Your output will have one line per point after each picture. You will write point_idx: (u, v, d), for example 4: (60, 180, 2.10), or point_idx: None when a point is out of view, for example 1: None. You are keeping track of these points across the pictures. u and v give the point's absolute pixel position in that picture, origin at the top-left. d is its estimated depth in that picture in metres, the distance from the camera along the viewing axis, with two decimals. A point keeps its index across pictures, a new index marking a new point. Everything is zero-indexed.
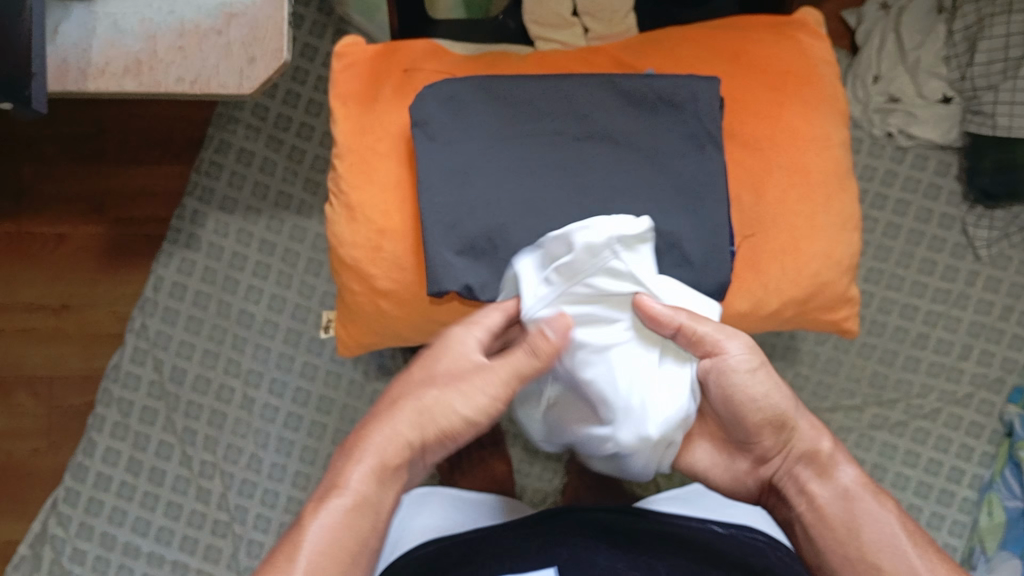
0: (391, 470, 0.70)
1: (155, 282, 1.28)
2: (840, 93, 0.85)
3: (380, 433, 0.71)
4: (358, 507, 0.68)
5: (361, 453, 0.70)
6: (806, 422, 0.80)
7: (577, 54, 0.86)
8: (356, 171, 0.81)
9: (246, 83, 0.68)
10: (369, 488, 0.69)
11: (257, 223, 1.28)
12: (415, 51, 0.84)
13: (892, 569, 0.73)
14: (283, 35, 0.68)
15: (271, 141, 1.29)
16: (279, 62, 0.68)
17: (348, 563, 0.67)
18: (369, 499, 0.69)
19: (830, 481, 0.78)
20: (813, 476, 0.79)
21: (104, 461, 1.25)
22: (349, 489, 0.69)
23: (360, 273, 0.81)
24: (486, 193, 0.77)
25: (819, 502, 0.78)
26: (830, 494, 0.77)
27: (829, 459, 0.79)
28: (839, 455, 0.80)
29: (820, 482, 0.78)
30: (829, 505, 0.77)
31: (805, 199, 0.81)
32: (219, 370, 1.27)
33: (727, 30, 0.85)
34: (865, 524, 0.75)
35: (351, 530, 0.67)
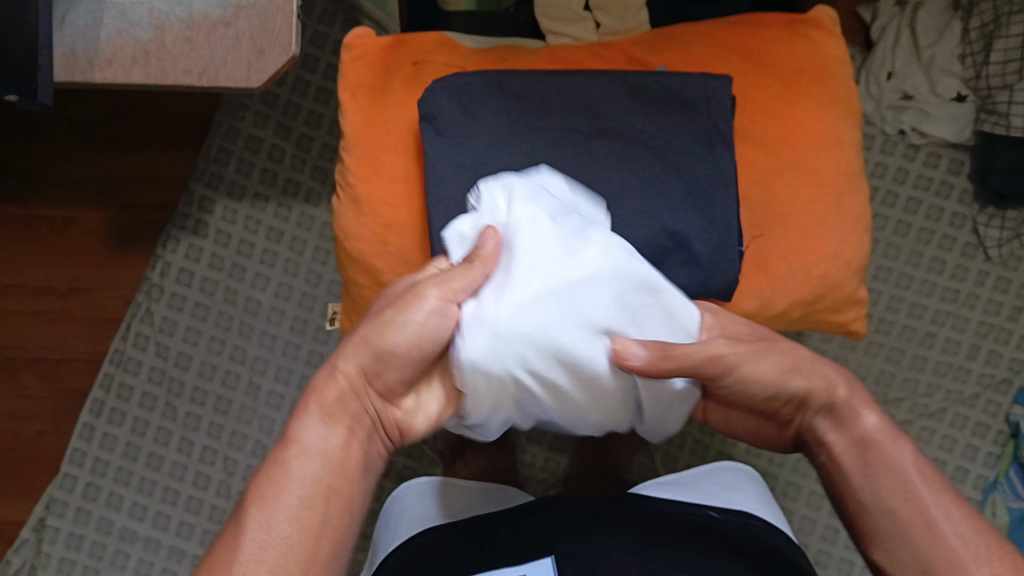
0: (344, 413, 0.67)
1: (161, 268, 1.28)
2: (853, 93, 0.84)
3: (321, 380, 0.67)
4: (309, 455, 0.64)
5: (303, 408, 0.66)
6: (829, 379, 0.73)
7: (589, 49, 0.86)
8: (364, 165, 0.80)
9: (254, 77, 0.68)
10: (332, 442, 0.65)
11: (264, 210, 1.28)
12: (426, 43, 0.84)
13: (904, 515, 0.65)
14: (292, 29, 0.68)
15: (280, 128, 1.29)
16: (287, 56, 0.67)
17: (325, 521, 0.62)
18: (324, 446, 0.65)
19: (847, 430, 0.71)
20: (831, 426, 0.72)
21: (101, 447, 1.26)
22: (314, 445, 0.65)
23: (367, 267, 0.81)
24: None
25: (835, 449, 0.71)
26: (847, 440, 0.71)
27: (846, 409, 0.72)
28: (863, 402, 0.73)
29: (835, 431, 0.72)
30: (844, 454, 0.70)
31: (817, 201, 0.80)
32: (225, 357, 1.27)
33: (739, 29, 0.84)
34: (881, 463, 0.68)
35: (304, 476, 0.63)
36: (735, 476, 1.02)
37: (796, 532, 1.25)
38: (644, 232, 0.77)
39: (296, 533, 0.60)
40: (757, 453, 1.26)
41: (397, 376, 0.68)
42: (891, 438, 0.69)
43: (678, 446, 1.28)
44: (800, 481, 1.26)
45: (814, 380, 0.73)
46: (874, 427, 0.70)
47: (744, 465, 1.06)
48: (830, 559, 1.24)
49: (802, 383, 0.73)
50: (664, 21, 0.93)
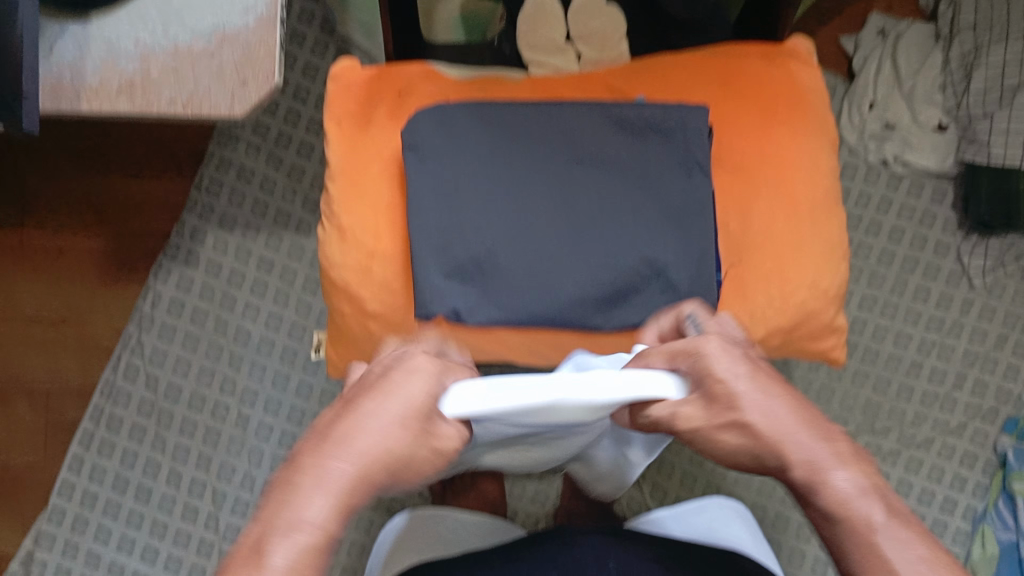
0: (356, 499, 0.50)
1: (152, 298, 1.29)
2: (830, 123, 0.85)
3: (362, 433, 0.51)
4: (327, 550, 0.48)
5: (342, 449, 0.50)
6: (764, 431, 0.56)
7: (570, 79, 0.87)
8: (348, 194, 0.81)
9: (237, 107, 0.64)
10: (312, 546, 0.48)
11: (255, 240, 1.29)
12: (409, 74, 0.85)
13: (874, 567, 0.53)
14: (278, 58, 0.64)
15: (271, 159, 1.30)
16: (271, 84, 0.64)
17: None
18: (328, 539, 0.48)
19: (820, 497, 0.55)
20: (813, 489, 0.56)
21: (91, 478, 1.27)
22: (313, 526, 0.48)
23: (350, 294, 0.82)
24: (475, 216, 0.78)
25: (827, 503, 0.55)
26: (818, 514, 0.56)
27: (812, 469, 0.55)
28: (831, 436, 0.57)
29: (808, 503, 0.56)
30: (845, 530, 0.54)
31: (795, 228, 0.81)
32: (215, 388, 1.28)
33: (718, 57, 0.85)
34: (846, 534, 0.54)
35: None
36: (728, 510, 1.01)
37: (784, 563, 1.25)
38: (620, 259, 0.78)
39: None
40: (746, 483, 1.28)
41: (394, 478, 0.53)
42: (869, 502, 0.54)
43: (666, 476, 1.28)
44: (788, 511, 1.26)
45: (755, 446, 0.56)
46: (844, 487, 0.54)
47: (736, 501, 1.04)
48: None
49: (747, 448, 0.57)
50: (645, 49, 0.95)
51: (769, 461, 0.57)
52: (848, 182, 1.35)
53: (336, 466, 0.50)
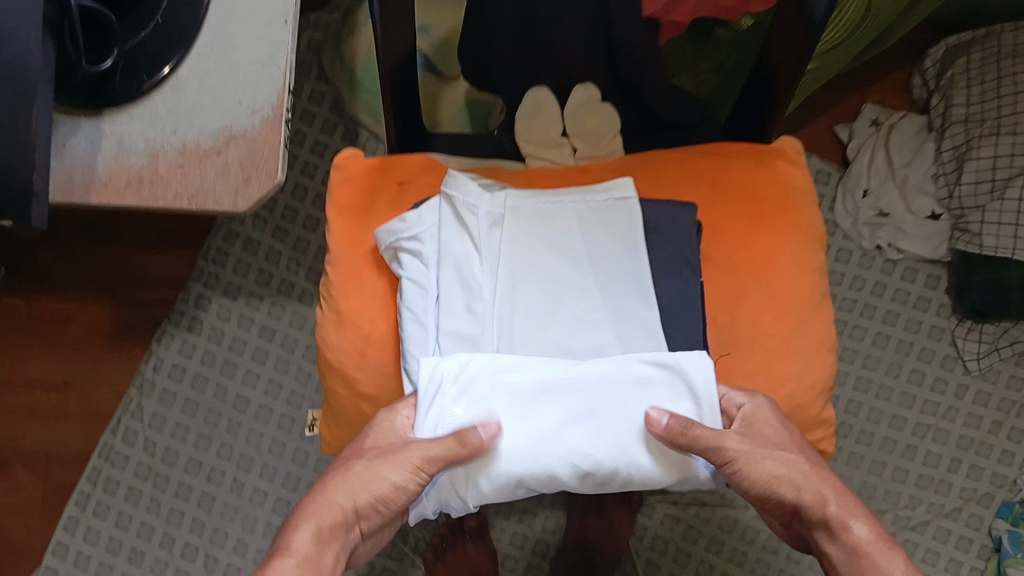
0: (338, 526, 0.68)
1: (154, 363, 1.30)
2: (818, 222, 0.88)
3: (346, 485, 0.69)
4: (308, 568, 0.65)
5: (308, 519, 0.67)
6: None
7: (564, 173, 0.89)
8: (347, 281, 0.82)
9: (241, 202, 0.67)
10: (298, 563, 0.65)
11: (258, 308, 1.31)
12: (409, 165, 0.87)
13: (778, 474, 0.72)
14: (280, 156, 0.67)
15: (278, 231, 1.33)
16: (273, 182, 0.67)
17: None
18: (317, 558, 0.66)
19: (839, 539, 0.71)
20: None
21: (84, 540, 1.27)
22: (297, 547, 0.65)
23: (346, 376, 0.82)
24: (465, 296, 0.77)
25: (834, 553, 0.71)
26: None
27: None
28: (850, 506, 0.72)
29: None
30: None
31: (780, 324, 0.83)
32: (212, 454, 1.29)
33: (707, 156, 0.89)
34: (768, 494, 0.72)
35: (314, 564, 0.65)
36: None
37: None
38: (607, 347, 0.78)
39: None
40: (739, 563, 1.31)
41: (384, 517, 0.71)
42: None
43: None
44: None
45: None
46: (862, 530, 0.71)
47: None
48: None
49: None
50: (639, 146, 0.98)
51: (783, 495, 0.73)
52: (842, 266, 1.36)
53: (335, 500, 0.69)
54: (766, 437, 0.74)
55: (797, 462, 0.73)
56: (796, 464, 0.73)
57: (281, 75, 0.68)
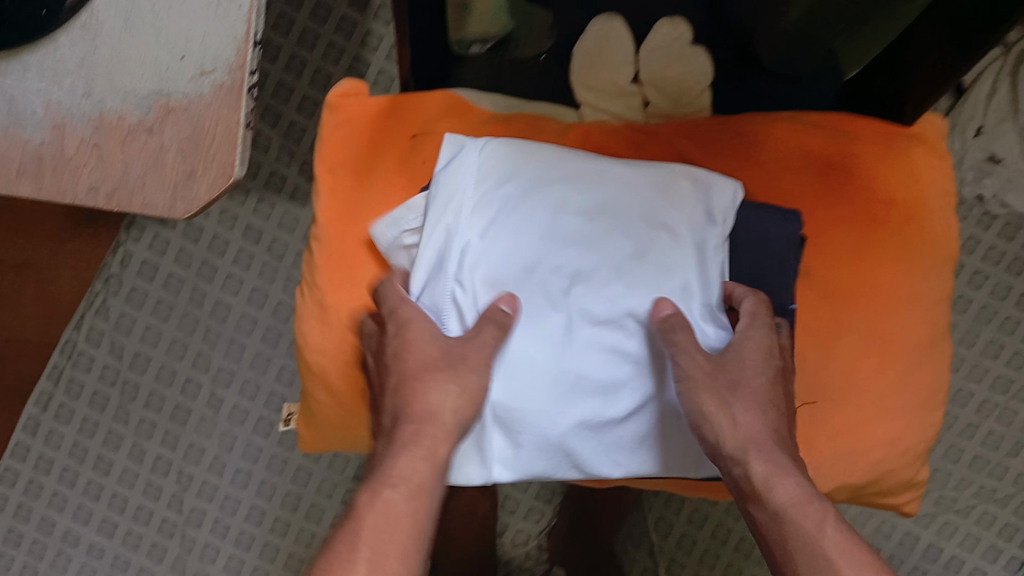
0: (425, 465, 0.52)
1: (122, 256, 1.12)
2: (953, 237, 0.67)
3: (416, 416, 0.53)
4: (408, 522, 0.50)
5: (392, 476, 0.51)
6: None
7: (628, 134, 0.68)
8: (336, 265, 0.63)
9: (180, 205, 0.48)
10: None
11: (243, 204, 1.10)
12: (428, 108, 0.67)
13: (704, 414, 0.54)
14: (236, 145, 0.47)
15: (269, 113, 1.10)
16: (227, 180, 0.47)
17: None
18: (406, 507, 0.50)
19: (765, 502, 0.52)
20: None
21: (46, 444, 1.11)
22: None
23: (327, 386, 0.65)
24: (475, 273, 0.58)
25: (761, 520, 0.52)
26: None
27: None
28: (782, 461, 0.53)
29: None
30: None
31: (885, 370, 0.65)
32: (187, 363, 1.11)
33: (827, 133, 0.67)
34: None
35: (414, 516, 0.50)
36: None
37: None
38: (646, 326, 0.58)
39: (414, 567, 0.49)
40: None
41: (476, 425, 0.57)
42: None
43: (686, 552, 1.07)
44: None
45: None
46: (794, 489, 0.51)
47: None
48: None
49: None
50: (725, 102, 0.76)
51: (710, 432, 0.54)
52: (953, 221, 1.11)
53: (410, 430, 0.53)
54: (739, 373, 0.56)
55: (737, 418, 0.54)
56: (737, 416, 0.54)
57: (240, 17, 0.48)
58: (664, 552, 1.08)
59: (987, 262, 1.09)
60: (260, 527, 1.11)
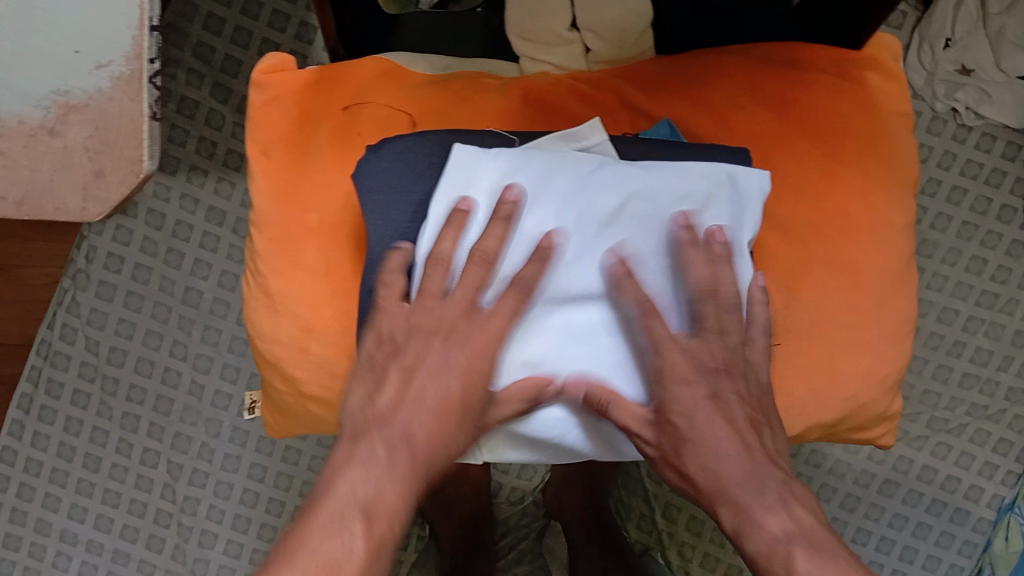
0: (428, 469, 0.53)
1: (87, 251, 1.09)
2: (913, 159, 0.66)
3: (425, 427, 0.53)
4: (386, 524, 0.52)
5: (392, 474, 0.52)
6: None
7: (569, 85, 0.66)
8: (278, 248, 0.61)
9: (92, 207, 0.51)
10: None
11: (202, 186, 1.07)
12: (362, 77, 0.65)
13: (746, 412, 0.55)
14: (142, 142, 0.50)
15: (218, 89, 1.06)
16: (137, 177, 0.50)
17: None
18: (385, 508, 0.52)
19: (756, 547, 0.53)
20: None
21: (33, 446, 1.10)
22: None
23: (284, 372, 0.63)
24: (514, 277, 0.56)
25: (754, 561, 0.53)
26: None
27: None
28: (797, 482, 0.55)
29: None
30: None
31: (852, 304, 0.63)
32: (164, 353, 1.09)
33: (770, 66, 0.66)
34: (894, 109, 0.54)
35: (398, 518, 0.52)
36: None
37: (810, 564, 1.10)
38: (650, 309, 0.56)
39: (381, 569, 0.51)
40: None
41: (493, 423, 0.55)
42: None
43: (681, 496, 1.06)
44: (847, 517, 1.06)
45: None
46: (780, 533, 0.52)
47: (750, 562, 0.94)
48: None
49: None
50: (672, 42, 0.73)
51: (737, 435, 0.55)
52: (930, 138, 1.08)
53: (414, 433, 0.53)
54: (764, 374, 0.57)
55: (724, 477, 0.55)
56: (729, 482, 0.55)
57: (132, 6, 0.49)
58: (660, 498, 1.07)
59: (965, 177, 1.07)
60: (255, 509, 1.10)
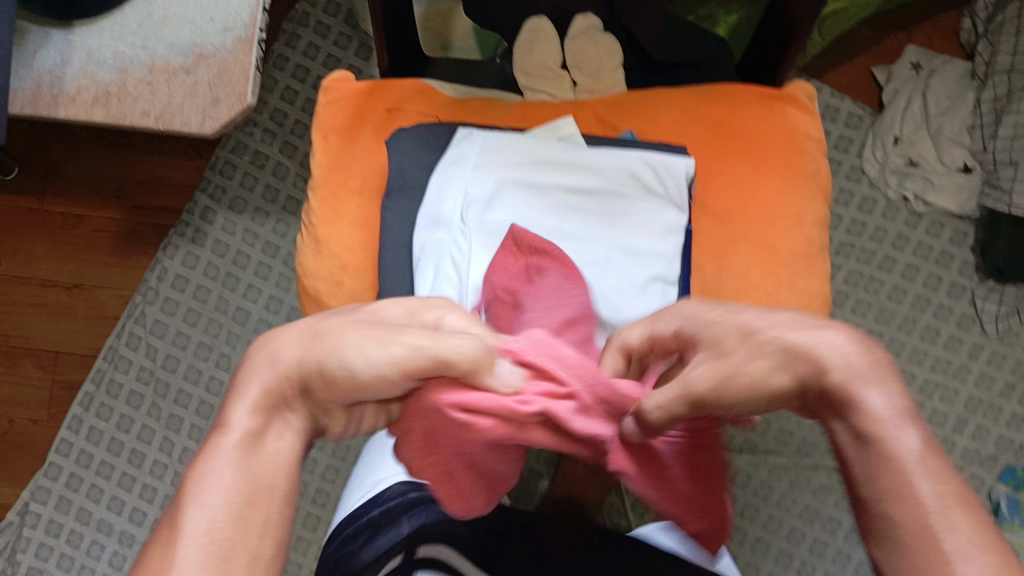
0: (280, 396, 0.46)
1: (159, 272, 1.32)
2: (823, 172, 0.85)
3: (260, 363, 0.47)
4: (251, 452, 0.44)
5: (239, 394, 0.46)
6: None
7: (562, 107, 0.86)
8: (328, 208, 0.81)
9: (206, 124, 0.74)
10: (240, 481, 0.43)
11: (263, 225, 1.31)
12: (403, 91, 0.85)
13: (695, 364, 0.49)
14: (247, 80, 0.74)
15: (286, 146, 1.32)
16: (241, 105, 0.73)
17: (275, 510, 0.43)
18: (266, 438, 0.45)
19: (847, 418, 0.43)
20: None
21: (87, 439, 1.29)
22: (236, 431, 0.44)
23: (320, 305, 0.80)
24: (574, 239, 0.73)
25: (840, 447, 0.43)
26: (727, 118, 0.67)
27: None
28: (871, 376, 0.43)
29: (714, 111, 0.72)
30: None
31: (765, 274, 0.80)
32: (210, 363, 1.29)
33: (711, 100, 0.85)
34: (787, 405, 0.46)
35: (271, 472, 0.44)
36: None
37: None
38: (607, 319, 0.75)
39: (263, 522, 0.42)
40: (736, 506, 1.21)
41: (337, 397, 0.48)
42: None
43: None
44: (770, 538, 1.20)
45: None
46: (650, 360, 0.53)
47: None
48: None
49: None
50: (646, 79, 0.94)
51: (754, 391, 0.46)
52: (862, 215, 1.31)
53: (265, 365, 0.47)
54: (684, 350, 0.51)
55: (874, 427, 0.42)
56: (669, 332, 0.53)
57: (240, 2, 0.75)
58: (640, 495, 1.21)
59: (896, 248, 1.30)
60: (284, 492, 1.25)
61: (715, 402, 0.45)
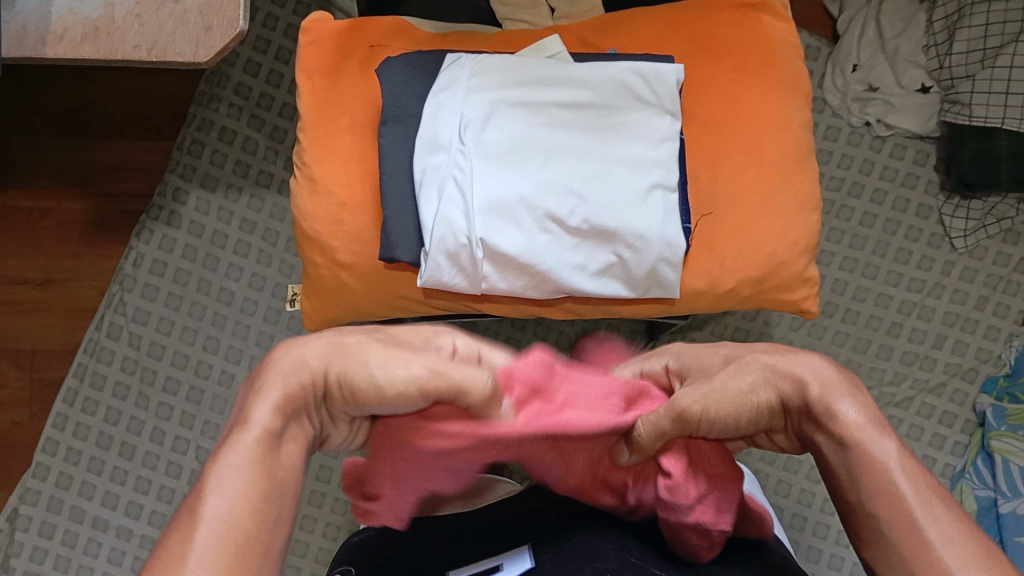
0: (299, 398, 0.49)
1: (133, 258, 1.29)
2: (802, 77, 0.87)
3: (275, 385, 0.49)
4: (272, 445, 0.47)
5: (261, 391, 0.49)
6: None
7: (542, 32, 0.87)
8: (321, 148, 0.83)
9: (201, 52, 0.71)
10: (245, 486, 0.45)
11: (236, 201, 1.29)
12: (381, 27, 0.86)
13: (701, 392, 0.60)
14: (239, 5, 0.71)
15: (253, 120, 1.31)
16: (234, 30, 0.71)
17: (267, 510, 0.45)
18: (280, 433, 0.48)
19: (827, 428, 0.55)
20: None
21: (74, 435, 1.25)
22: (257, 425, 0.47)
23: (322, 245, 0.83)
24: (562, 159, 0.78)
25: (833, 461, 0.54)
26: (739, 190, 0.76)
27: None
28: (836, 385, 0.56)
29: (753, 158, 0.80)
30: None
31: (756, 175, 0.82)
32: (197, 346, 1.27)
33: (686, 12, 0.87)
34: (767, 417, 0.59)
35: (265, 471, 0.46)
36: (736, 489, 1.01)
37: (771, 494, 1.23)
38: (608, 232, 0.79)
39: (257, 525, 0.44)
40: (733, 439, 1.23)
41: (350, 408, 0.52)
42: None
43: None
44: (768, 467, 1.23)
45: None
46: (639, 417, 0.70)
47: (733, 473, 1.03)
48: (805, 520, 1.22)
49: None
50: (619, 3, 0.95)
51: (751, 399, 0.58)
52: (829, 144, 1.34)
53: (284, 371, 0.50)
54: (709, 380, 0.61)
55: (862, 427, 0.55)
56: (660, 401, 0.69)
57: None
58: None
59: (863, 173, 1.33)
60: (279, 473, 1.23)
61: (703, 415, 0.58)
